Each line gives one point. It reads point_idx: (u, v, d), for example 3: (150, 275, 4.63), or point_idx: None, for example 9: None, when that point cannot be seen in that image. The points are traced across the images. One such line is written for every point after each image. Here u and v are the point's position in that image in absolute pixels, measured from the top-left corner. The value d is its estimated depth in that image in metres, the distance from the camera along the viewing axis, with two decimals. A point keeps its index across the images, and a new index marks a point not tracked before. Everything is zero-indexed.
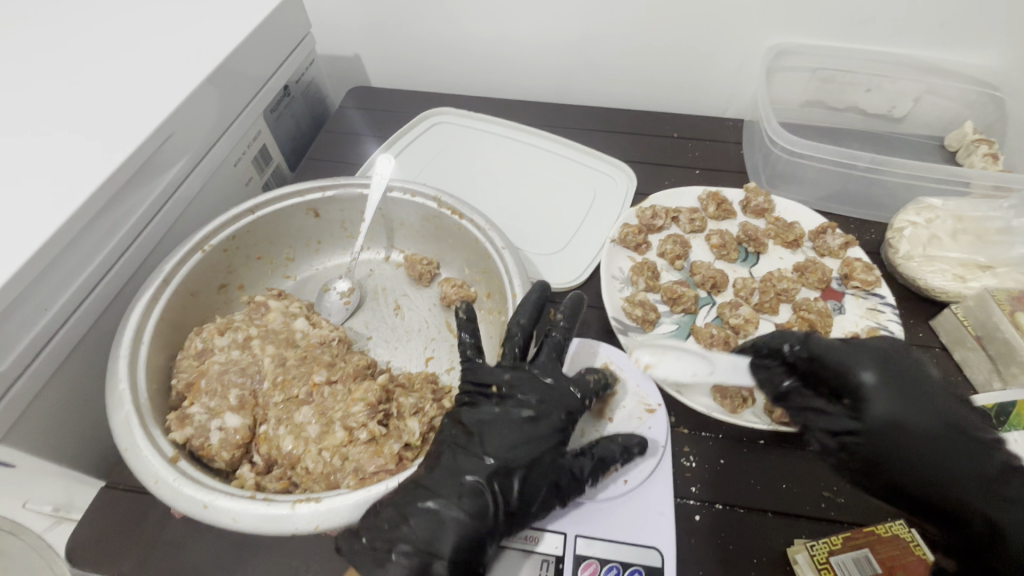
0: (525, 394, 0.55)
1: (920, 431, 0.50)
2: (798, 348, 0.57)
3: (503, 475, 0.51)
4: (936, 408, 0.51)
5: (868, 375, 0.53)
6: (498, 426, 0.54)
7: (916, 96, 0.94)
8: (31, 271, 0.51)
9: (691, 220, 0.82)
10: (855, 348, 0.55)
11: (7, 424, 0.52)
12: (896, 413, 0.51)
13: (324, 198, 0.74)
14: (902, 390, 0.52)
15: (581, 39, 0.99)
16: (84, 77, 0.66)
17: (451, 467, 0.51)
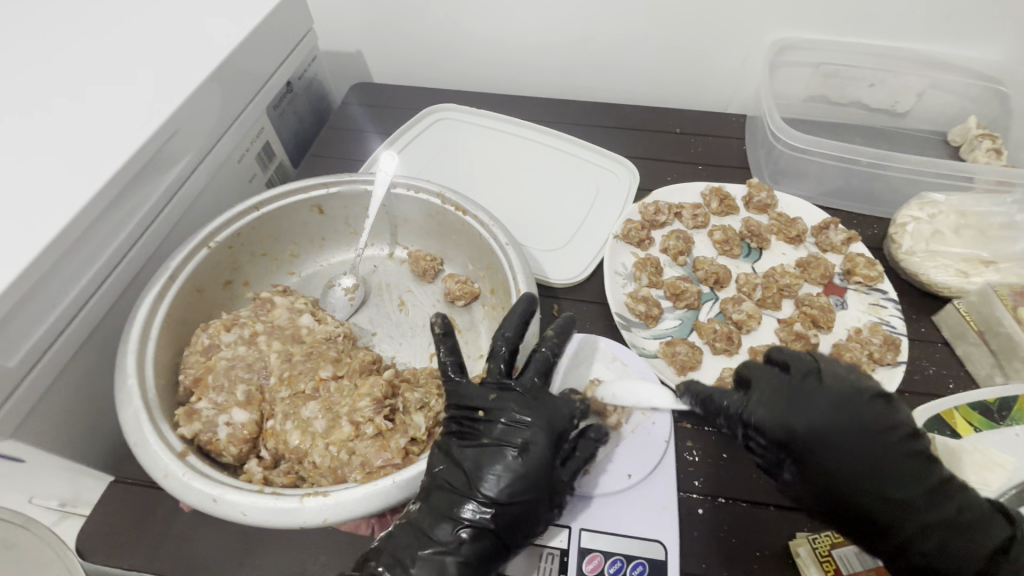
0: (512, 421, 0.52)
1: (859, 482, 0.48)
2: (739, 408, 0.52)
3: (491, 518, 0.48)
4: (885, 454, 0.48)
5: (811, 434, 0.49)
6: (485, 464, 0.50)
7: (920, 91, 0.94)
8: (38, 269, 0.52)
9: (694, 215, 0.83)
10: (803, 398, 0.50)
11: (17, 419, 0.52)
12: (838, 471, 0.48)
13: (328, 194, 0.74)
14: (847, 446, 0.48)
15: (583, 33, 0.98)
16: (88, 73, 0.67)
17: (436, 505, 0.50)
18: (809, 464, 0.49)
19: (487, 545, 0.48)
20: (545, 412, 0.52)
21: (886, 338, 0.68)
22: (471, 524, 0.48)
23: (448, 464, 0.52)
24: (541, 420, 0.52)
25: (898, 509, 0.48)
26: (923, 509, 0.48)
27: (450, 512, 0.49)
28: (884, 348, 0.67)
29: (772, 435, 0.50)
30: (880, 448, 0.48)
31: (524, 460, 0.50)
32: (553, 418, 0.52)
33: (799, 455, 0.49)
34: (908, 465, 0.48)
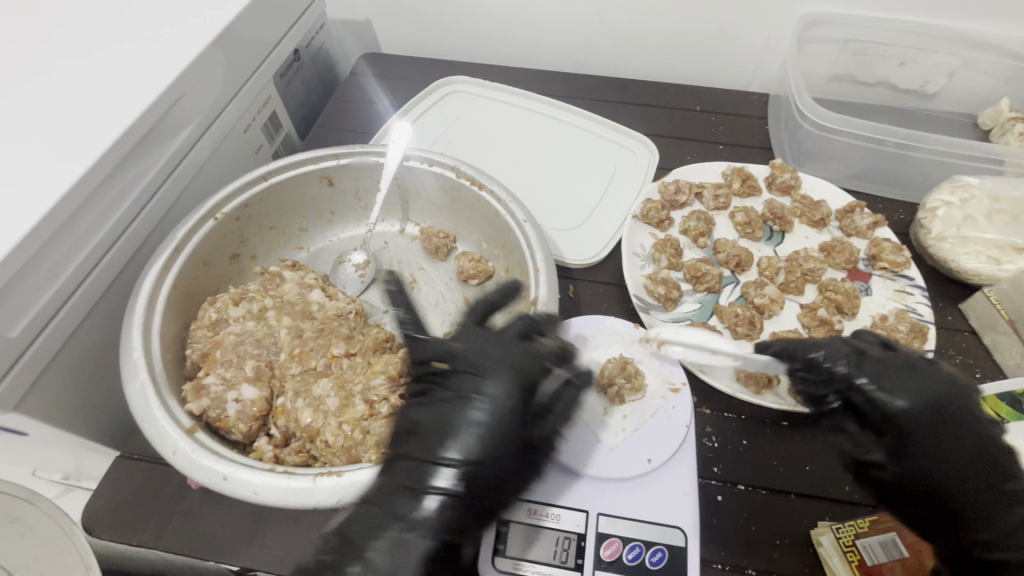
0: (494, 370, 0.54)
1: (953, 461, 0.50)
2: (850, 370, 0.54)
3: (476, 469, 0.51)
4: (967, 440, 0.50)
5: (915, 405, 0.52)
6: (466, 417, 0.53)
7: (951, 71, 0.90)
8: (38, 237, 0.50)
9: (716, 196, 0.80)
10: (912, 374, 0.53)
11: (21, 389, 0.51)
12: (925, 446, 0.51)
13: (338, 166, 0.71)
14: (946, 424, 0.51)
15: (602, 5, 0.94)
16: (90, 33, 0.64)
17: (406, 469, 0.50)
18: (906, 434, 0.52)
19: (472, 496, 0.50)
20: (534, 360, 0.56)
21: (913, 325, 0.66)
22: (455, 477, 0.50)
23: (436, 421, 0.53)
24: (527, 369, 0.55)
25: (974, 496, 0.49)
26: (1002, 507, 0.48)
27: (433, 471, 0.50)
28: (910, 335, 0.65)
29: (880, 404, 0.53)
30: (965, 440, 0.50)
31: (511, 408, 0.53)
32: (539, 369, 0.56)
33: (897, 424, 0.52)
34: (991, 463, 0.50)
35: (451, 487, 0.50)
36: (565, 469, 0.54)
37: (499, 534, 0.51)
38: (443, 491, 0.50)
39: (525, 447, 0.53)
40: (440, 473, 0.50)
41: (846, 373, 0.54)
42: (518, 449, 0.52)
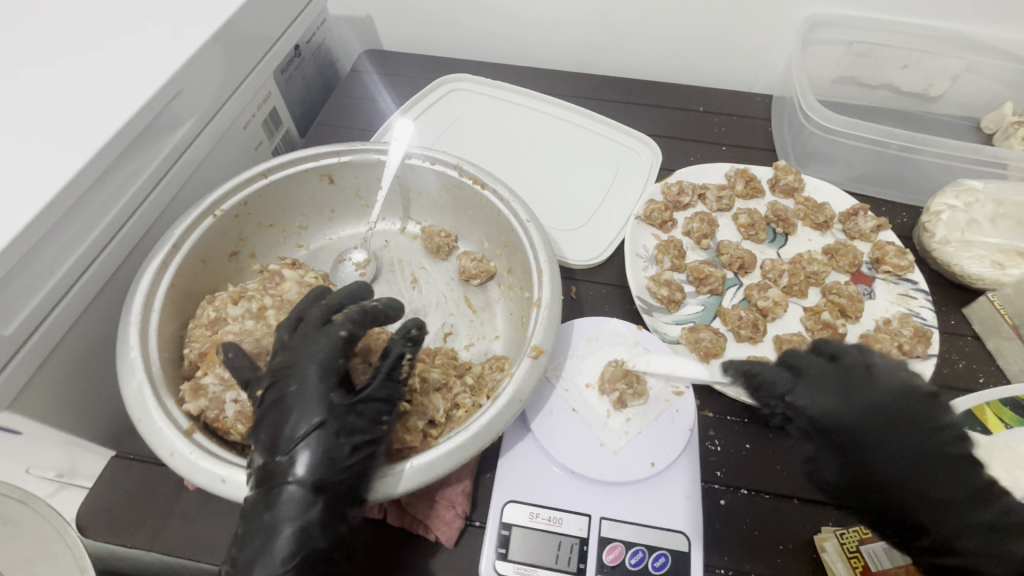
0: (303, 357, 0.47)
1: (902, 466, 0.47)
2: (786, 387, 0.52)
3: (327, 445, 0.44)
4: (917, 439, 0.47)
5: (845, 413, 0.49)
6: (295, 398, 0.45)
7: (955, 74, 0.90)
8: (33, 233, 0.49)
9: (719, 197, 0.79)
10: (848, 385, 0.50)
11: (15, 388, 0.50)
12: (874, 454, 0.48)
13: (339, 164, 0.70)
14: (882, 428, 0.48)
15: (605, 4, 0.94)
16: (94, 28, 0.63)
17: (262, 476, 0.44)
18: (847, 443, 0.49)
19: (330, 473, 0.44)
20: (335, 331, 0.49)
21: (917, 329, 0.65)
22: (308, 458, 0.43)
23: (270, 413, 0.46)
24: (328, 338, 0.48)
25: (927, 498, 0.45)
26: (958, 509, 0.44)
27: (286, 469, 0.43)
28: (914, 340, 0.64)
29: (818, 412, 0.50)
30: (914, 442, 0.47)
31: (331, 377, 0.47)
32: (342, 338, 0.49)
33: (827, 432, 0.49)
34: (949, 462, 0.46)
35: (301, 484, 0.43)
36: (568, 473, 0.54)
37: (501, 538, 0.51)
38: (297, 483, 0.43)
39: (364, 411, 0.47)
40: (291, 464, 0.43)
41: (784, 386, 0.52)
42: (358, 414, 0.47)
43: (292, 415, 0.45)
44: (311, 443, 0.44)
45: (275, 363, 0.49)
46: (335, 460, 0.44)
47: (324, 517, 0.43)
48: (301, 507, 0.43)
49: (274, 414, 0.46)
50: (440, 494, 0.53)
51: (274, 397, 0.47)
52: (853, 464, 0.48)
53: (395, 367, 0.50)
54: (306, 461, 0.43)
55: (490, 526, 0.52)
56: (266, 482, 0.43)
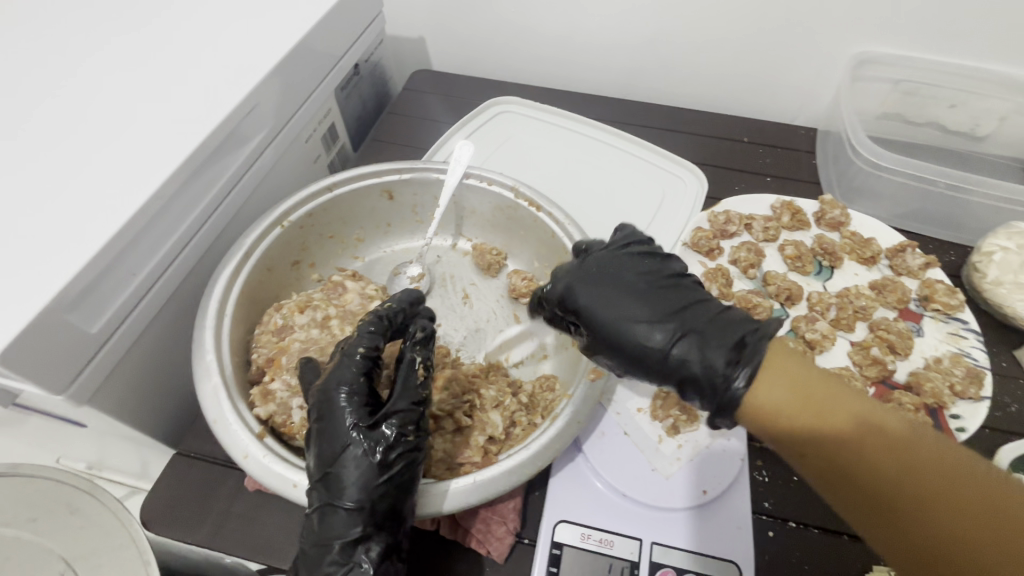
0: (333, 377, 0.49)
1: (628, 312, 0.50)
2: (553, 282, 0.55)
3: (365, 463, 0.46)
4: (683, 302, 0.50)
5: (596, 298, 0.51)
6: (328, 420, 0.48)
7: (1004, 115, 0.90)
8: (123, 238, 0.52)
9: (766, 228, 0.81)
10: (601, 262, 0.54)
11: (97, 383, 0.52)
12: (620, 322, 0.50)
13: (400, 181, 0.73)
14: (609, 298, 0.51)
15: (655, 34, 0.96)
16: (188, 44, 0.67)
17: (314, 495, 0.46)
18: (587, 316, 0.52)
19: (373, 491, 0.46)
20: (356, 352, 0.51)
21: (969, 370, 0.65)
22: (354, 475, 0.46)
23: (317, 434, 0.48)
24: (349, 359, 0.51)
25: (695, 351, 0.47)
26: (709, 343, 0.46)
27: (333, 489, 0.46)
28: (966, 381, 0.65)
29: (586, 303, 0.51)
30: (684, 309, 0.50)
31: (356, 398, 0.49)
32: (360, 357, 0.51)
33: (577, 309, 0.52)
34: (680, 297, 0.50)
35: (351, 498, 0.45)
36: (620, 496, 0.55)
37: (552, 557, 0.52)
38: (342, 500, 0.45)
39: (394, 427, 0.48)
40: (338, 483, 0.46)
41: (552, 284, 0.55)
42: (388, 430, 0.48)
43: (334, 436, 0.47)
44: (354, 461, 0.46)
45: (311, 386, 0.51)
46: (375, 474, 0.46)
47: (374, 528, 0.46)
48: (357, 519, 0.45)
49: (317, 435, 0.48)
50: (493, 509, 0.54)
51: (315, 419, 0.49)
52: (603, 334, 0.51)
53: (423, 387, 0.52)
54: (352, 477, 0.46)
55: (541, 545, 0.52)
56: (318, 500, 0.46)
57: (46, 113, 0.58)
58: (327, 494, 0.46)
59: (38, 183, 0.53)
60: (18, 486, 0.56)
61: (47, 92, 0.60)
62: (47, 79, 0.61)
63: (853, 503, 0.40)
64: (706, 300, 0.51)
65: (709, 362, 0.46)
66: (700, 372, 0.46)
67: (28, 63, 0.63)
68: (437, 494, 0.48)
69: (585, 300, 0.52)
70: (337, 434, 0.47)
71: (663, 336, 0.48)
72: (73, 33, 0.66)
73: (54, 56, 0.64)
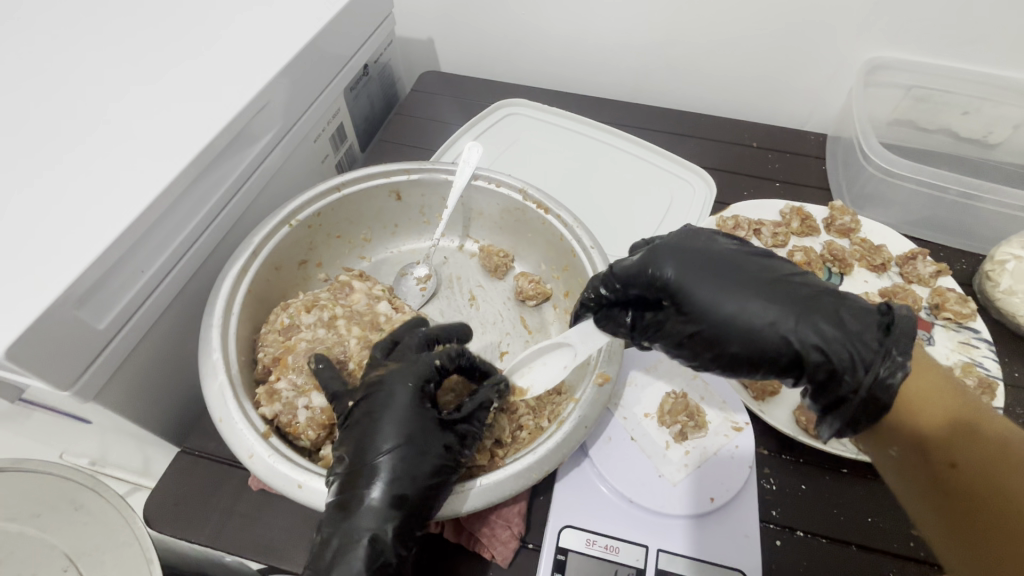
0: (394, 376, 0.50)
1: (723, 293, 0.49)
2: (647, 263, 0.54)
3: (407, 461, 0.46)
4: (797, 280, 0.50)
5: (684, 277, 0.51)
6: (377, 416, 0.48)
7: (1018, 122, 0.89)
8: (133, 234, 0.52)
9: (775, 233, 0.80)
10: (697, 243, 0.54)
11: (103, 379, 0.52)
12: (729, 298, 0.49)
13: (408, 181, 0.72)
14: (709, 274, 0.51)
15: (666, 36, 0.96)
16: (202, 43, 0.67)
17: (344, 489, 0.46)
18: (685, 294, 0.51)
19: (409, 489, 0.46)
20: (424, 358, 0.52)
21: (981, 379, 0.64)
22: (389, 470, 0.46)
23: (358, 427, 0.49)
24: (416, 361, 0.52)
25: (830, 329, 0.46)
26: (833, 326, 0.46)
27: (366, 482, 0.46)
28: (978, 391, 0.63)
29: (677, 283, 0.51)
30: (802, 284, 0.49)
31: (415, 398, 0.50)
32: (431, 363, 0.52)
33: (668, 287, 0.52)
34: (784, 278, 0.50)
35: (386, 493, 0.45)
36: (626, 501, 0.55)
37: (557, 562, 0.51)
38: (376, 494, 0.45)
39: (446, 433, 0.49)
40: (373, 476, 0.46)
41: (641, 265, 0.54)
42: (438, 433, 0.49)
43: (387, 430, 0.47)
44: (400, 457, 0.46)
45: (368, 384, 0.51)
46: (416, 473, 0.46)
47: (404, 525, 0.45)
48: (384, 513, 0.45)
49: (366, 429, 0.48)
50: (498, 513, 0.54)
51: (365, 414, 0.49)
52: (708, 313, 0.49)
53: (478, 409, 0.52)
54: (394, 471, 0.46)
55: (546, 550, 0.52)
56: (348, 490, 0.45)
57: (58, 110, 0.58)
58: (363, 484, 0.45)
59: (48, 178, 0.53)
60: (21, 482, 0.56)
61: (62, 87, 0.60)
62: (61, 74, 0.61)
63: (938, 495, 0.42)
64: (815, 277, 0.50)
65: (860, 339, 0.45)
66: (848, 355, 0.45)
67: (41, 58, 0.63)
68: (455, 496, 0.47)
69: (674, 282, 0.52)
70: (392, 429, 0.47)
71: (777, 322, 0.47)
72: (84, 30, 0.66)
73: (64, 52, 0.64)
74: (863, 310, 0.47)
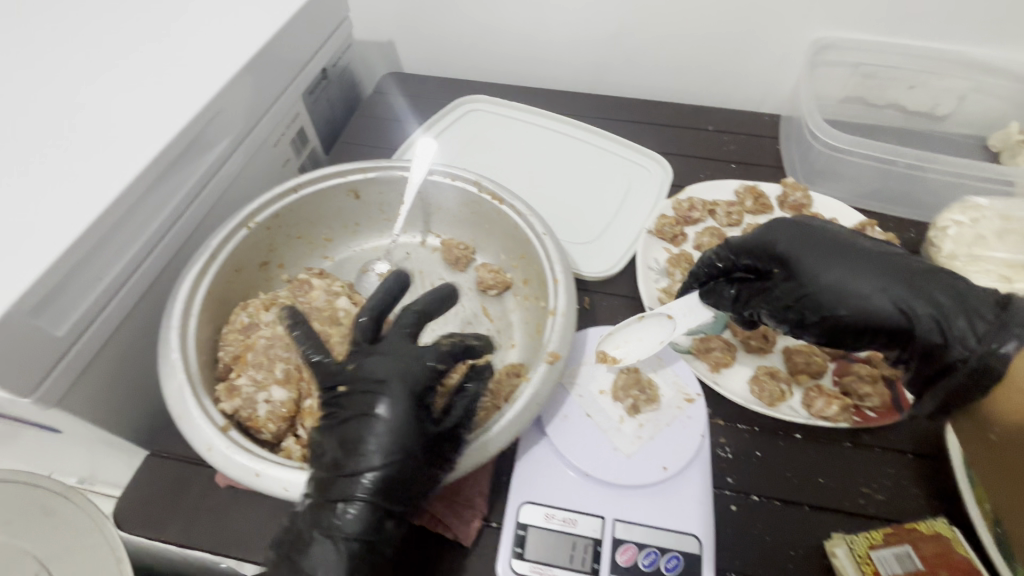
0: (398, 373, 0.50)
1: (832, 264, 0.57)
2: (761, 239, 0.64)
3: (392, 470, 0.47)
4: (911, 258, 0.57)
5: (792, 251, 0.60)
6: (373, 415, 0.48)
7: (961, 94, 0.92)
8: (87, 242, 0.53)
9: (729, 213, 0.82)
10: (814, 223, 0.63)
11: (65, 386, 0.54)
12: (840, 265, 0.57)
13: (365, 180, 0.74)
14: (818, 245, 0.60)
15: (619, 27, 0.98)
16: (154, 53, 0.68)
17: (327, 493, 0.46)
18: (794, 260, 0.60)
19: (393, 494, 0.47)
20: (422, 355, 0.51)
21: None
22: (375, 476, 0.46)
23: (349, 426, 0.49)
24: (413, 357, 0.51)
25: (940, 304, 0.53)
26: (943, 302, 0.53)
27: (350, 485, 0.46)
28: None
29: (782, 256, 0.61)
30: (914, 262, 0.56)
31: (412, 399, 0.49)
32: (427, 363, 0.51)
33: (780, 258, 0.61)
34: (902, 257, 0.57)
35: (370, 495, 0.46)
36: (583, 476, 0.56)
37: (517, 538, 0.53)
38: (358, 497, 0.46)
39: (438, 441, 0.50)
40: (355, 479, 0.46)
41: (756, 243, 0.64)
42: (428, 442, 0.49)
43: (385, 430, 0.48)
44: (389, 462, 0.47)
45: (363, 375, 0.51)
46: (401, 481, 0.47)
47: (385, 524, 0.47)
48: (364, 513, 0.46)
49: (359, 427, 0.48)
50: (457, 495, 0.56)
51: (359, 410, 0.49)
52: (813, 278, 0.58)
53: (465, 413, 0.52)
54: (384, 475, 0.47)
55: (507, 526, 0.54)
56: (327, 490, 0.47)
57: (9, 124, 0.59)
58: (348, 485, 0.46)
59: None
60: None
61: (13, 101, 0.61)
62: (12, 90, 0.62)
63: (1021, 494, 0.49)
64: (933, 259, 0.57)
65: (975, 312, 0.51)
66: (956, 326, 0.51)
67: None
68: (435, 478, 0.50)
69: (785, 256, 0.61)
70: (391, 431, 0.48)
71: (875, 295, 0.55)
72: (35, 44, 0.67)
73: (15, 67, 0.64)
74: (969, 287, 0.53)
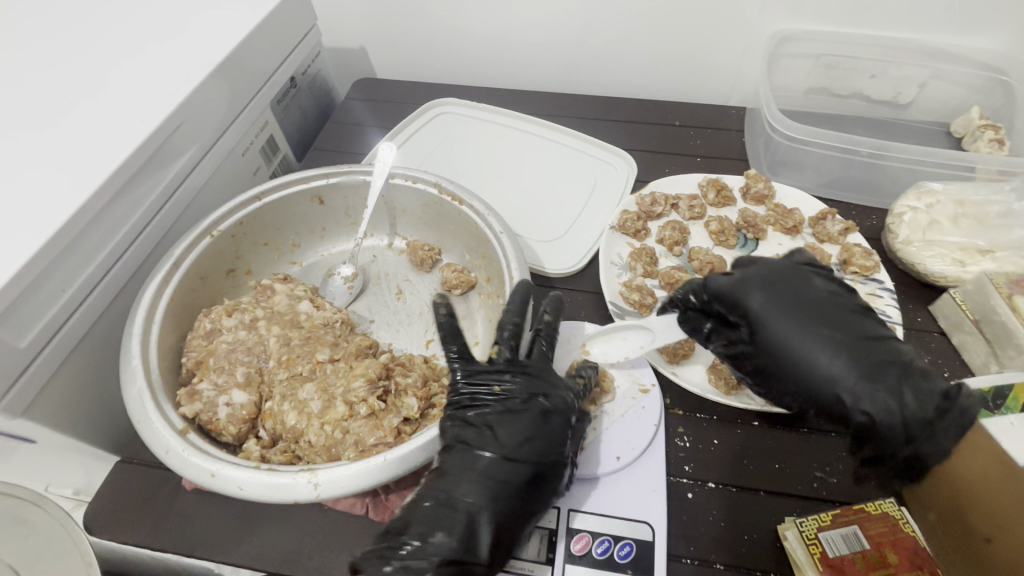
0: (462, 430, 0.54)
1: (790, 335, 0.55)
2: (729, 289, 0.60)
3: (457, 532, 0.48)
4: (874, 340, 0.54)
5: (758, 310, 0.58)
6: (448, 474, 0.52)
7: (922, 82, 0.93)
8: (44, 257, 0.54)
9: (691, 207, 0.83)
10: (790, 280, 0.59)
11: (29, 396, 0.55)
12: (794, 338, 0.55)
13: (328, 186, 0.75)
14: (785, 309, 0.57)
15: (584, 26, 0.99)
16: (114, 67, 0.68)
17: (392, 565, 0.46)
18: (756, 319, 0.58)
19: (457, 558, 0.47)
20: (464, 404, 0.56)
21: None
22: (443, 542, 0.48)
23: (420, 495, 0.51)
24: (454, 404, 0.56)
25: (883, 397, 0.50)
26: (892, 394, 0.50)
27: (419, 554, 0.47)
28: None
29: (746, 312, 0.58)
30: (875, 347, 0.53)
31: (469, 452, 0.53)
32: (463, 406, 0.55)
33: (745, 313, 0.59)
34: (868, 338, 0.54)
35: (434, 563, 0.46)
36: None
37: None
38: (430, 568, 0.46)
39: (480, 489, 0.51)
40: (423, 548, 0.47)
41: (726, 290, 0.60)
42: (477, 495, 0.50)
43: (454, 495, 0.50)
44: (453, 524, 0.49)
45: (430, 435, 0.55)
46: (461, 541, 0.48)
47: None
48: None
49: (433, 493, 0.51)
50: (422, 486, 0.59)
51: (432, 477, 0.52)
52: (768, 344, 0.56)
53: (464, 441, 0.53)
54: (446, 541, 0.48)
55: None
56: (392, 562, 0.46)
57: None
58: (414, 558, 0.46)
59: None
60: None
61: None
62: None
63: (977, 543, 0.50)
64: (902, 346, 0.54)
65: (914, 416, 0.49)
66: (894, 425, 0.49)
67: None
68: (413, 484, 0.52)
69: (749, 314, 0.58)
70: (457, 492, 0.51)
71: (820, 375, 0.53)
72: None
73: None
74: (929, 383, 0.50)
